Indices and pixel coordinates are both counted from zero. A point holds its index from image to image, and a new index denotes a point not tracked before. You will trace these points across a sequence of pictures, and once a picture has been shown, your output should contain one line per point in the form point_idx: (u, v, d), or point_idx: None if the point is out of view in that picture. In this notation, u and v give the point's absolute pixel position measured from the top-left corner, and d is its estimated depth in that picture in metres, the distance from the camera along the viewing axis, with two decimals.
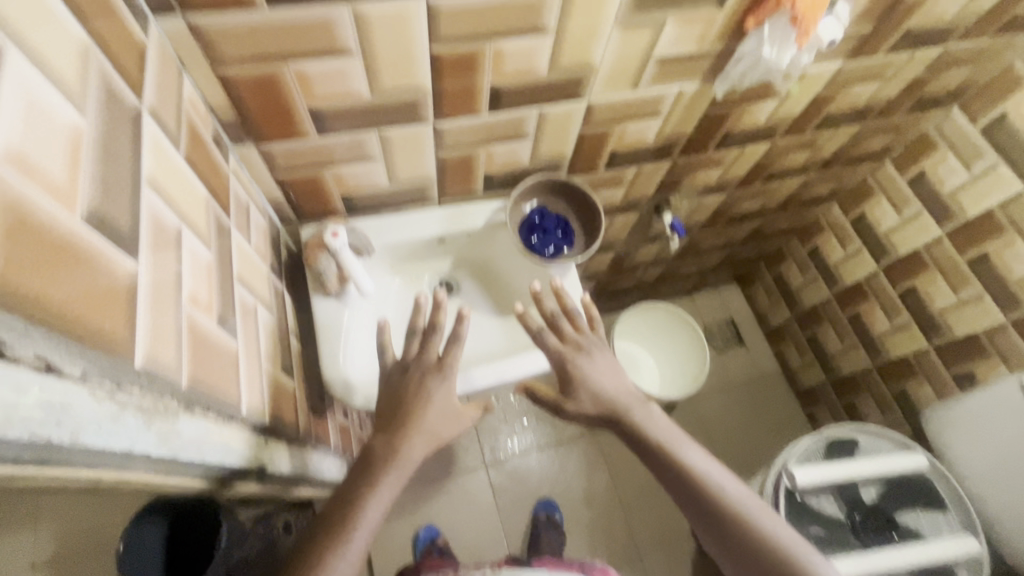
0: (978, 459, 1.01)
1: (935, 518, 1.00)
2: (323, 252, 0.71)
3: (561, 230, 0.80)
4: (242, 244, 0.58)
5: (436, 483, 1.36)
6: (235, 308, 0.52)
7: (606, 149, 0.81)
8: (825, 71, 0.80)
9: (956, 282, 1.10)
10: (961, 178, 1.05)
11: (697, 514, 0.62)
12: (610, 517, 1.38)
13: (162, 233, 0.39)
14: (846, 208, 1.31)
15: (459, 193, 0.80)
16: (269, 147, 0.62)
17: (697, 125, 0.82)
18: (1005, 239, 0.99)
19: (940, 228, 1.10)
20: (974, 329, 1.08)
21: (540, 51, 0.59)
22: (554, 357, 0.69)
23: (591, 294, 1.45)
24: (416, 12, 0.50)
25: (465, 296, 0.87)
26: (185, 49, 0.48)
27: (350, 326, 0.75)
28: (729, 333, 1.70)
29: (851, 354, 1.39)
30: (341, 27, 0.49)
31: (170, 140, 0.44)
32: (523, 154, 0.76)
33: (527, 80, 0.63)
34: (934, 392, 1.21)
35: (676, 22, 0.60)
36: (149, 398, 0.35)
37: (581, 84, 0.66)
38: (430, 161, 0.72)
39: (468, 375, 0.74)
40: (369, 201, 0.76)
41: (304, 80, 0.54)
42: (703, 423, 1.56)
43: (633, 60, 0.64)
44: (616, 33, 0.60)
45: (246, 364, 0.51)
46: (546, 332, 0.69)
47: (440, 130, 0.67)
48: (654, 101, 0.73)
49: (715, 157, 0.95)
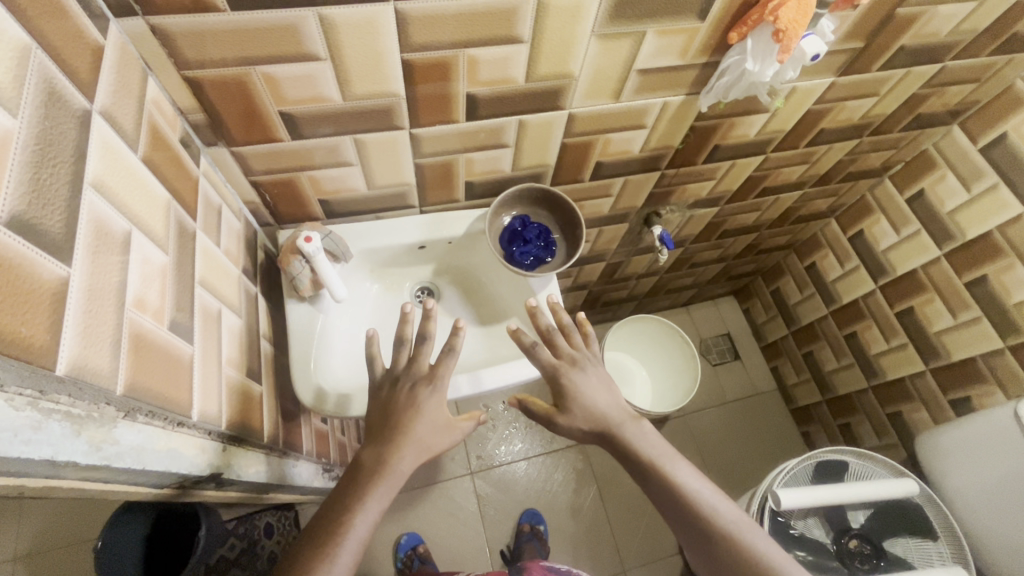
0: (972, 488, 0.98)
1: (924, 547, 0.97)
2: (296, 256, 0.70)
3: (542, 239, 0.79)
4: (210, 246, 0.58)
5: (421, 489, 1.35)
6: (195, 311, 0.51)
7: (592, 159, 0.80)
8: (816, 86, 0.78)
9: (954, 304, 1.07)
10: (960, 199, 1.03)
11: (686, 535, 0.57)
12: (597, 531, 1.36)
13: (106, 235, 0.38)
14: (845, 224, 1.29)
15: (441, 200, 0.80)
16: (242, 149, 0.61)
17: (684, 138, 0.81)
18: (1005, 262, 0.96)
19: (939, 248, 1.08)
20: (972, 353, 1.05)
21: (516, 60, 0.58)
22: (548, 371, 0.66)
23: (583, 303, 1.44)
24: (384, 19, 0.50)
25: (449, 304, 0.86)
26: (149, 51, 0.48)
27: (325, 333, 0.74)
28: (725, 347, 1.68)
29: (847, 373, 1.36)
30: (307, 31, 0.49)
31: (125, 142, 0.44)
32: (505, 162, 0.76)
33: (504, 88, 0.62)
34: (931, 416, 1.18)
35: (656, 32, 0.59)
36: (79, 405, 0.35)
37: (561, 94, 0.65)
38: (409, 168, 0.71)
39: (478, 378, 0.73)
40: (348, 205, 0.76)
41: (273, 83, 0.53)
42: (695, 438, 1.53)
43: (613, 72, 0.64)
44: (594, 42, 0.59)
45: (202, 370, 0.51)
46: (540, 346, 0.66)
47: (417, 137, 0.66)
48: (639, 113, 0.72)
49: (707, 170, 0.93)
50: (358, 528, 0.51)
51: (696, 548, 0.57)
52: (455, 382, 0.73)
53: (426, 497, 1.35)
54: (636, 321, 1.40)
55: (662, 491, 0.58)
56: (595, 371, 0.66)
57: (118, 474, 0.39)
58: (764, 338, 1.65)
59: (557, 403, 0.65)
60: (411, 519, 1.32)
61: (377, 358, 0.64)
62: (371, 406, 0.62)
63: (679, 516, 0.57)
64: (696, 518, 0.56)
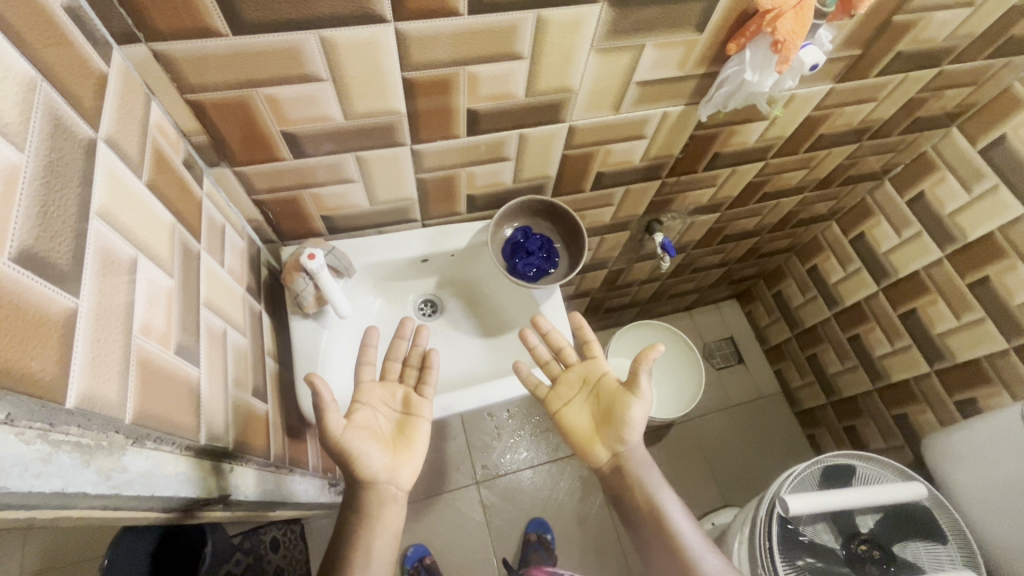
0: (979, 490, 0.97)
1: (935, 550, 0.96)
2: (299, 273, 0.70)
3: (544, 251, 0.79)
4: (213, 266, 0.58)
5: (426, 500, 1.35)
6: (200, 333, 0.51)
7: (593, 169, 0.80)
8: (815, 93, 0.79)
9: (956, 305, 1.07)
10: (961, 200, 1.03)
11: (646, 545, 0.63)
12: (604, 540, 1.35)
13: (112, 261, 0.38)
14: (845, 227, 1.29)
15: (442, 213, 0.80)
16: (244, 169, 0.61)
17: (683, 147, 0.81)
18: (1007, 263, 0.97)
19: (940, 250, 1.08)
20: (975, 354, 1.05)
21: (516, 76, 0.59)
22: (587, 368, 0.73)
23: (586, 310, 1.44)
24: (385, 38, 0.50)
25: (452, 317, 0.87)
26: (152, 76, 0.48)
27: (328, 348, 0.74)
28: (728, 351, 1.68)
29: (851, 376, 1.36)
30: (309, 53, 0.49)
31: (129, 167, 0.44)
32: (505, 175, 0.76)
33: (504, 104, 0.62)
34: (936, 418, 1.17)
35: (655, 45, 0.60)
36: (88, 435, 0.35)
37: (561, 108, 0.65)
38: (410, 183, 0.71)
39: (497, 389, 0.74)
40: (350, 221, 0.76)
41: (276, 104, 0.54)
42: (701, 443, 1.53)
43: (613, 86, 0.64)
44: (593, 57, 0.59)
45: (208, 393, 0.51)
46: (569, 349, 0.76)
47: (417, 153, 0.66)
48: (639, 123, 0.72)
49: (707, 177, 0.93)
50: (380, 545, 0.59)
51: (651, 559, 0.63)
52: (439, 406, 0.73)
53: (432, 508, 1.34)
54: (637, 329, 1.43)
55: (652, 524, 0.63)
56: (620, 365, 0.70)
57: (129, 501, 0.39)
58: (766, 341, 1.65)
59: (590, 414, 0.70)
60: (417, 531, 1.32)
61: (318, 378, 0.60)
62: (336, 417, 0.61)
63: (653, 536, 0.63)
64: (664, 538, 0.62)
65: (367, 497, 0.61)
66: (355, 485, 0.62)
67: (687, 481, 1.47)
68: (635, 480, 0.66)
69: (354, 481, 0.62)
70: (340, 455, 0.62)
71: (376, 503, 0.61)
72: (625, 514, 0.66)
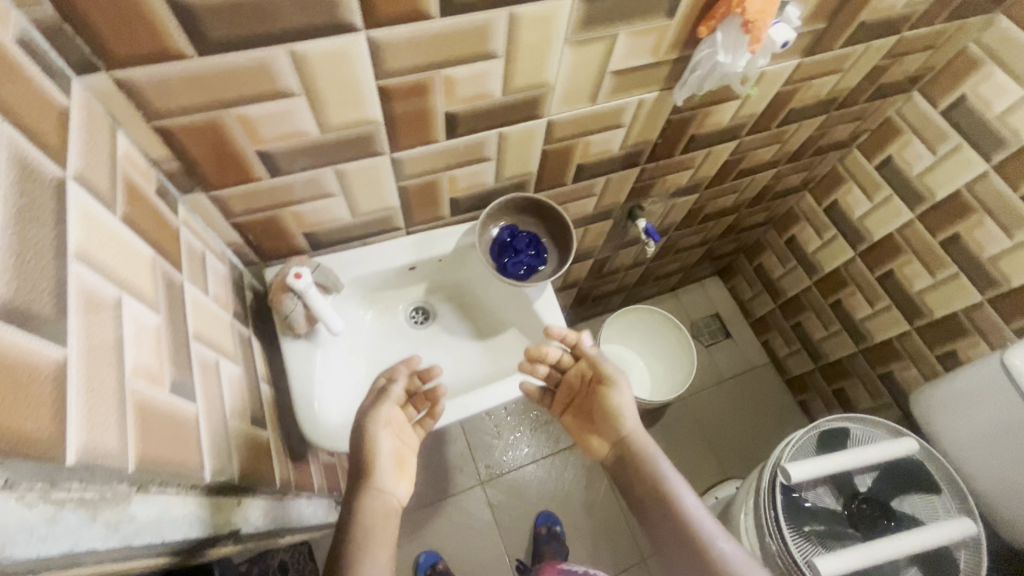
0: (968, 441, 1.02)
1: (930, 501, 1.01)
2: (287, 294, 0.68)
3: (532, 248, 0.79)
4: (198, 296, 0.56)
5: (433, 505, 1.34)
6: (194, 366, 0.49)
7: (573, 161, 0.80)
8: (784, 69, 0.79)
9: (931, 263, 1.11)
10: (927, 161, 1.06)
11: (657, 535, 0.62)
12: (613, 525, 1.37)
13: (96, 302, 0.37)
14: (818, 196, 1.32)
15: (426, 218, 0.79)
16: (220, 193, 0.59)
17: (660, 132, 0.82)
18: (976, 218, 1.00)
19: (911, 211, 1.11)
20: (953, 308, 1.09)
21: (492, 75, 0.58)
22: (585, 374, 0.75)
23: (575, 301, 1.44)
24: (358, 48, 0.49)
25: (446, 322, 0.86)
26: (115, 104, 0.46)
27: (324, 366, 0.73)
28: (715, 327, 1.70)
29: (836, 340, 1.40)
30: (279, 68, 0.48)
31: (102, 203, 0.42)
32: (487, 175, 0.75)
33: (481, 104, 0.61)
34: (920, 373, 1.21)
35: (628, 34, 0.59)
36: (92, 488, 0.33)
37: (540, 103, 0.65)
38: (392, 192, 0.70)
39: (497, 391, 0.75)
40: (334, 236, 0.74)
41: (247, 123, 0.52)
42: (697, 420, 1.55)
43: (589, 78, 0.64)
44: (567, 49, 0.58)
45: (208, 427, 0.49)
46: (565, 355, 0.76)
47: (397, 160, 0.65)
48: (616, 113, 0.72)
49: (684, 160, 0.94)
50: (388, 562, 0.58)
51: (664, 551, 0.62)
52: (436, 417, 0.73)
53: (440, 513, 1.34)
54: (627, 313, 1.45)
55: (662, 509, 0.63)
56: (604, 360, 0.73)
57: (139, 552, 0.37)
58: (751, 314, 1.69)
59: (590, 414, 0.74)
60: (426, 536, 1.31)
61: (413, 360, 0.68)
62: (387, 407, 0.66)
63: (663, 523, 0.62)
64: (677, 525, 0.61)
65: (370, 508, 0.61)
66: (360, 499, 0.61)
67: (687, 458, 1.49)
68: (643, 465, 0.66)
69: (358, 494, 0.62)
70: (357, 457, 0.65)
71: (376, 516, 0.60)
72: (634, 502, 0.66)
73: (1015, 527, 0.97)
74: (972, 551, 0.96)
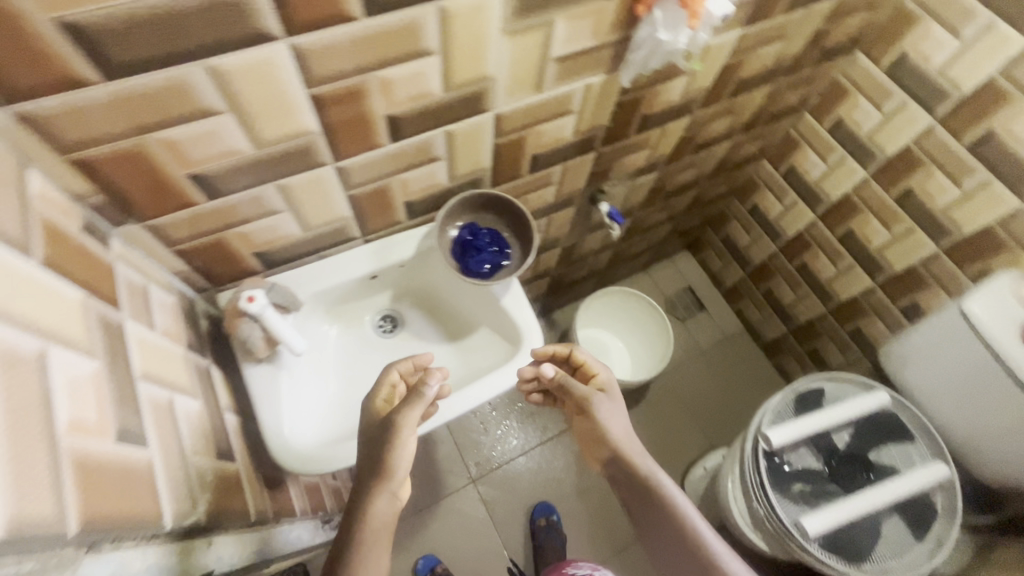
0: (935, 388, 1.05)
1: (905, 449, 1.04)
2: (242, 319, 0.65)
3: (495, 245, 0.78)
4: (144, 333, 0.53)
5: (427, 509, 1.34)
6: (144, 410, 0.47)
7: (527, 153, 0.79)
8: (727, 41, 0.79)
9: (887, 219, 1.13)
10: (875, 120, 1.08)
11: (655, 531, 0.64)
12: (606, 507, 1.38)
13: (17, 360, 0.34)
14: (776, 162, 1.34)
15: (383, 225, 0.76)
16: (156, 222, 0.56)
17: (611, 115, 0.81)
18: (925, 172, 1.02)
19: (864, 170, 1.14)
20: (912, 261, 1.12)
21: (430, 73, 0.56)
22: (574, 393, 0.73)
23: (548, 289, 1.44)
24: (281, 58, 0.46)
25: (415, 328, 0.85)
26: (21, 140, 0.43)
27: (289, 388, 0.71)
28: (689, 300, 1.72)
29: (805, 302, 1.43)
30: (198, 86, 0.45)
31: (16, 251, 0.39)
32: (440, 175, 0.73)
33: (423, 104, 0.59)
34: (886, 326, 1.25)
35: (565, 19, 0.58)
36: (30, 561, 0.31)
37: (484, 97, 0.63)
38: (342, 202, 0.68)
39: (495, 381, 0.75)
40: (287, 252, 0.71)
41: (173, 147, 0.49)
42: (679, 394, 1.57)
43: (531, 67, 0.62)
44: (505, 40, 0.57)
45: (165, 472, 0.47)
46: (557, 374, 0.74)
47: (342, 170, 0.63)
48: (564, 100, 0.71)
49: (639, 140, 0.93)
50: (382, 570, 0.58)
51: (660, 547, 0.64)
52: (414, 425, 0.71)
53: (434, 516, 1.33)
54: (600, 297, 1.46)
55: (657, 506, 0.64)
56: (577, 384, 0.73)
57: None
58: (722, 284, 1.71)
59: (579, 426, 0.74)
60: (423, 541, 1.30)
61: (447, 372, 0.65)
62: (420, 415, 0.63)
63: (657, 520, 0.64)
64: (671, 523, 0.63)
65: (380, 511, 0.60)
66: (356, 508, 0.60)
67: (672, 433, 1.52)
68: None
69: (358, 499, 0.61)
70: (373, 454, 0.63)
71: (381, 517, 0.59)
72: (633, 508, 0.67)
73: (985, 465, 1.02)
74: (947, 493, 1.00)
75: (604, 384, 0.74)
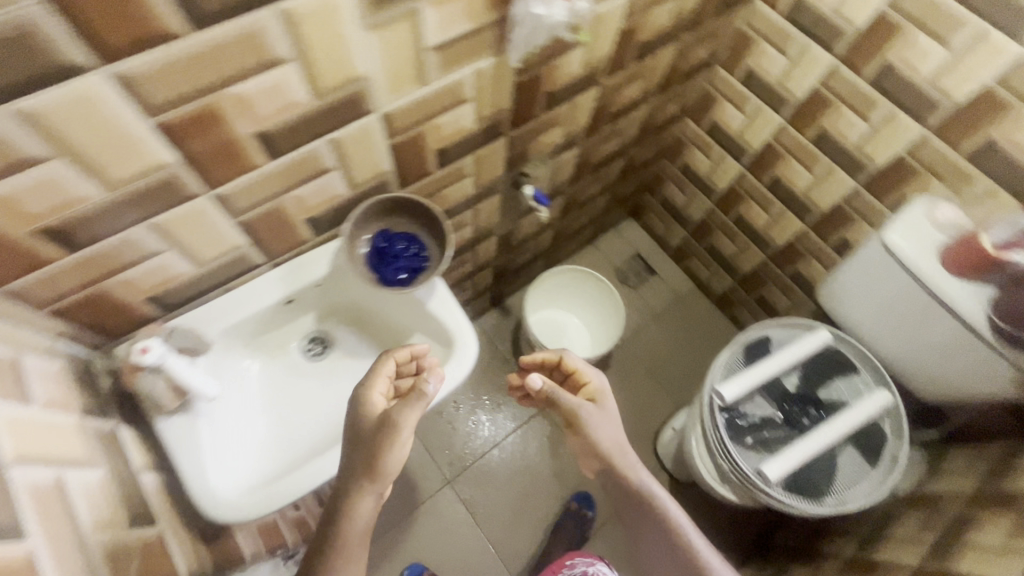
0: (869, 321, 1.08)
1: (851, 381, 1.08)
2: (140, 372, 0.60)
3: (411, 249, 0.76)
4: (19, 411, 0.49)
5: (405, 518, 1.32)
6: (20, 496, 0.43)
7: (431, 149, 0.75)
8: (617, 5, 0.77)
9: (808, 162, 1.15)
10: (782, 65, 1.08)
11: (641, 524, 0.79)
12: (583, 483, 1.39)
13: None
14: (698, 119, 1.34)
15: (288, 246, 0.72)
16: (13, 286, 0.51)
17: (512, 97, 0.78)
18: (835, 111, 1.04)
19: (780, 117, 1.15)
20: (835, 199, 1.14)
21: (291, 82, 0.52)
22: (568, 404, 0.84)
23: (493, 279, 1.41)
24: (102, 90, 0.42)
25: (345, 346, 0.82)
26: None
27: (210, 433, 0.67)
28: (639, 267, 1.73)
29: (746, 252, 1.46)
30: (8, 134, 0.40)
31: None
32: (338, 186, 0.69)
33: (294, 115, 0.55)
34: (822, 265, 1.28)
35: (429, 5, 0.54)
36: None
37: (363, 98, 0.59)
38: (232, 231, 0.63)
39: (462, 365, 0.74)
40: (186, 292, 0.67)
41: (4, 204, 0.44)
42: (640, 360, 1.59)
43: (407, 60, 0.59)
44: (368, 37, 0.53)
45: (52, 558, 0.43)
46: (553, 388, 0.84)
47: (222, 197, 0.58)
48: (455, 89, 0.68)
49: (550, 118, 0.91)
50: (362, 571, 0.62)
51: (646, 533, 0.79)
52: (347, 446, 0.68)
53: (414, 524, 1.31)
54: (549, 279, 1.45)
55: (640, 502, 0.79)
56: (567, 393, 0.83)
57: None
58: (668, 246, 1.72)
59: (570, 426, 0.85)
60: (406, 550, 1.29)
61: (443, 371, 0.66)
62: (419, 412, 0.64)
63: (643, 510, 0.79)
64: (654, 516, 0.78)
65: (361, 514, 0.63)
66: (340, 508, 0.63)
67: (638, 399, 1.54)
68: None
69: (338, 502, 0.63)
70: (361, 455, 0.64)
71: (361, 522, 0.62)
72: (625, 505, 0.82)
73: (924, 384, 1.06)
74: (893, 416, 1.05)
75: (593, 391, 0.86)
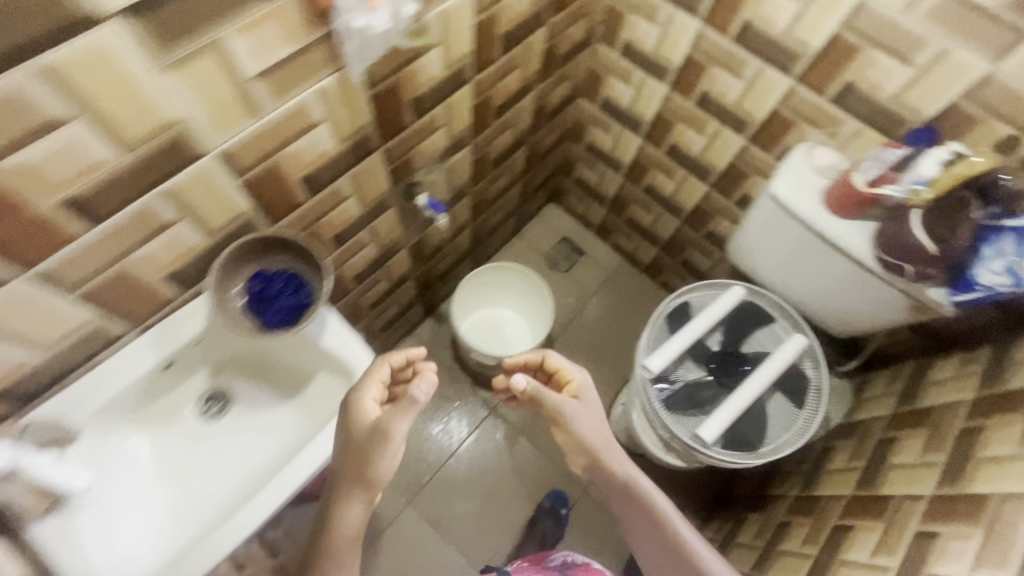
0: (777, 271, 1.11)
1: (771, 331, 1.12)
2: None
3: (290, 288, 0.72)
4: None
5: (369, 547, 1.29)
6: None
7: (295, 179, 0.70)
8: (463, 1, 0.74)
9: (697, 126, 1.17)
10: (654, 35, 1.09)
11: (631, 516, 0.82)
12: (544, 474, 1.39)
13: None
14: (591, 97, 1.33)
15: (152, 308, 0.66)
16: None
17: (371, 110, 0.74)
18: (710, 73, 1.05)
19: (664, 85, 1.15)
20: (729, 158, 1.17)
21: (84, 140, 0.47)
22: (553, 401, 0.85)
23: (418, 290, 1.38)
24: None
25: (243, 400, 0.80)
26: None
27: (96, 524, 0.66)
28: (567, 250, 1.73)
29: (662, 220, 1.48)
30: None
31: None
32: (193, 237, 0.64)
33: (103, 174, 0.50)
34: (731, 222, 1.31)
35: (232, 33, 0.50)
36: None
37: (187, 142, 0.54)
38: (71, 308, 0.57)
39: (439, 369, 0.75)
40: (38, 381, 0.60)
41: None
42: (581, 342, 1.60)
43: (228, 95, 0.54)
44: (166, 78, 0.48)
45: None
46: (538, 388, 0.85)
47: (45, 275, 0.53)
48: (300, 114, 0.63)
49: (425, 123, 0.88)
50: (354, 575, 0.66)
51: (635, 525, 0.83)
52: (246, 513, 0.66)
53: (379, 551, 1.28)
54: (476, 279, 1.41)
55: (626, 496, 0.81)
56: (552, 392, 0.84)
57: None
58: (592, 224, 1.73)
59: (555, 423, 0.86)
60: None
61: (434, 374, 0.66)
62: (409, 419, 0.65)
63: (629, 503, 0.82)
64: (645, 509, 0.81)
65: (350, 519, 0.65)
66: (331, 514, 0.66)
67: None
68: None
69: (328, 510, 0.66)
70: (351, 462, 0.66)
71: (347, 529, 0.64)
72: (613, 498, 0.84)
73: (837, 322, 1.10)
74: (812, 357, 1.09)
75: (578, 388, 0.89)
